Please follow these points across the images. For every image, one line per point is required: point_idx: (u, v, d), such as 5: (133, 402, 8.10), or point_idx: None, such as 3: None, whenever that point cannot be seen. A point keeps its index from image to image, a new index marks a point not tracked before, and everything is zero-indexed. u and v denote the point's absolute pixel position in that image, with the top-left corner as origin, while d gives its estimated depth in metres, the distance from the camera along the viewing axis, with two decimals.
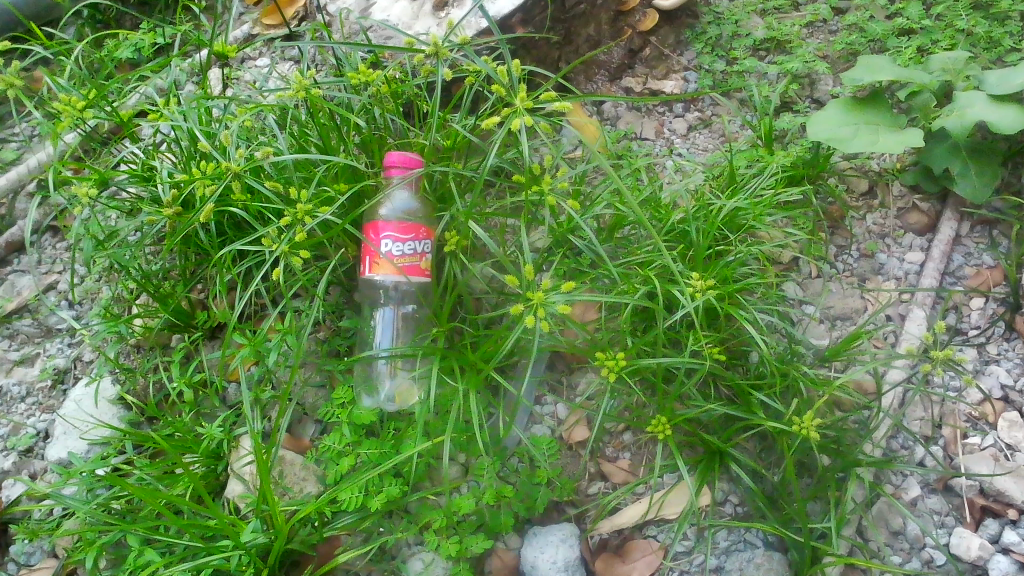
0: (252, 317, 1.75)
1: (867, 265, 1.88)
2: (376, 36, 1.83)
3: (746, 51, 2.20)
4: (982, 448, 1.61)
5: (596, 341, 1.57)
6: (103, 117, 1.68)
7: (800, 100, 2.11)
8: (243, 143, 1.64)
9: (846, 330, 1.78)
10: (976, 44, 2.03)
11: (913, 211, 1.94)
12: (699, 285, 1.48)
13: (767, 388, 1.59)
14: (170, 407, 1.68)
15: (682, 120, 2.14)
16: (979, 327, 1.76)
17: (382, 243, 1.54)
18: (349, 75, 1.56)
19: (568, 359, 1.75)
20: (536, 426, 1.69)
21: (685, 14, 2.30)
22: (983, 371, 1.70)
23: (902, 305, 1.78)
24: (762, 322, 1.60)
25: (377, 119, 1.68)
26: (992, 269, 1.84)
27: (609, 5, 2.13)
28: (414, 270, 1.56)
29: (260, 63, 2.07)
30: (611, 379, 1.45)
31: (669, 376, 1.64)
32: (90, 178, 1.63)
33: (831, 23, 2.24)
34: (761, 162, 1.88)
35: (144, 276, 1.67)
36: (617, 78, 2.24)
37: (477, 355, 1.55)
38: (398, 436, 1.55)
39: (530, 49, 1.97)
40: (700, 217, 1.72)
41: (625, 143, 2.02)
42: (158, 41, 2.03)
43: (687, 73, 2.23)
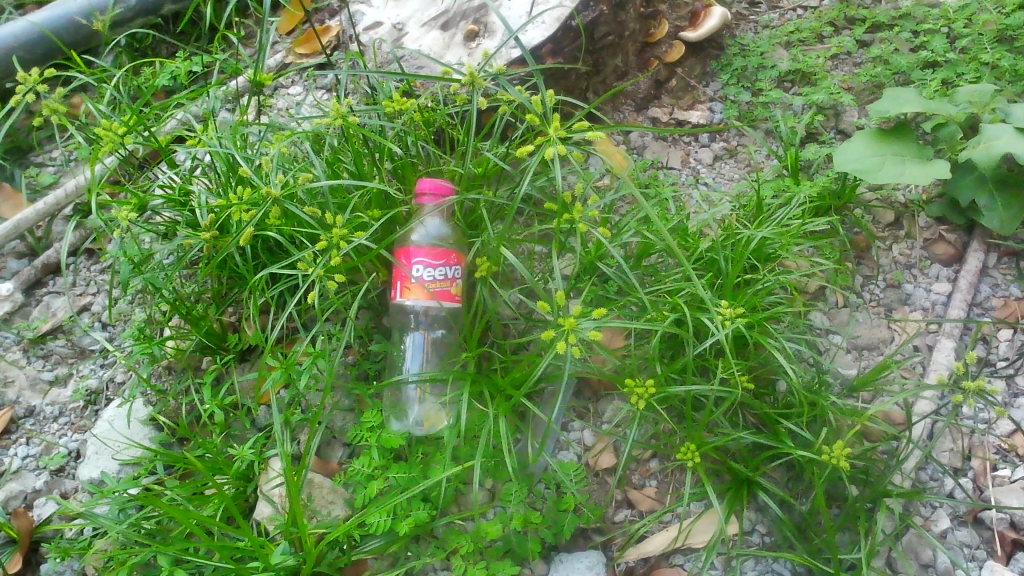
0: (283, 340, 1.77)
1: (894, 295, 1.89)
2: (409, 65, 1.87)
3: (771, 82, 2.22)
4: (1012, 481, 1.60)
5: (624, 368, 1.58)
6: (142, 142, 1.72)
7: (825, 131, 2.13)
8: (278, 169, 1.67)
9: (874, 360, 1.78)
10: (1001, 78, 2.05)
11: (940, 242, 1.95)
12: (729, 312, 1.50)
13: (795, 418, 1.59)
14: (200, 428, 1.69)
15: (709, 150, 2.16)
16: (1008, 358, 1.76)
17: (414, 268, 1.56)
18: (384, 103, 1.60)
19: (595, 386, 1.77)
20: (563, 452, 1.69)
21: (711, 46, 2.35)
22: (1012, 403, 1.70)
23: (929, 336, 1.80)
24: (791, 351, 1.60)
25: (410, 147, 1.71)
26: (1019, 301, 1.84)
27: (636, 37, 2.16)
28: (446, 295, 1.58)
29: (294, 91, 2.11)
30: (640, 406, 1.46)
31: (698, 404, 1.65)
32: (128, 202, 1.66)
33: (855, 56, 2.27)
34: (787, 193, 1.90)
35: (179, 297, 1.70)
36: (643, 108, 2.25)
37: (507, 381, 1.56)
38: (427, 461, 1.56)
39: (560, 79, 1.99)
40: (728, 246, 1.73)
41: (652, 173, 2.04)
42: (194, 69, 2.10)
43: (713, 103, 2.25)
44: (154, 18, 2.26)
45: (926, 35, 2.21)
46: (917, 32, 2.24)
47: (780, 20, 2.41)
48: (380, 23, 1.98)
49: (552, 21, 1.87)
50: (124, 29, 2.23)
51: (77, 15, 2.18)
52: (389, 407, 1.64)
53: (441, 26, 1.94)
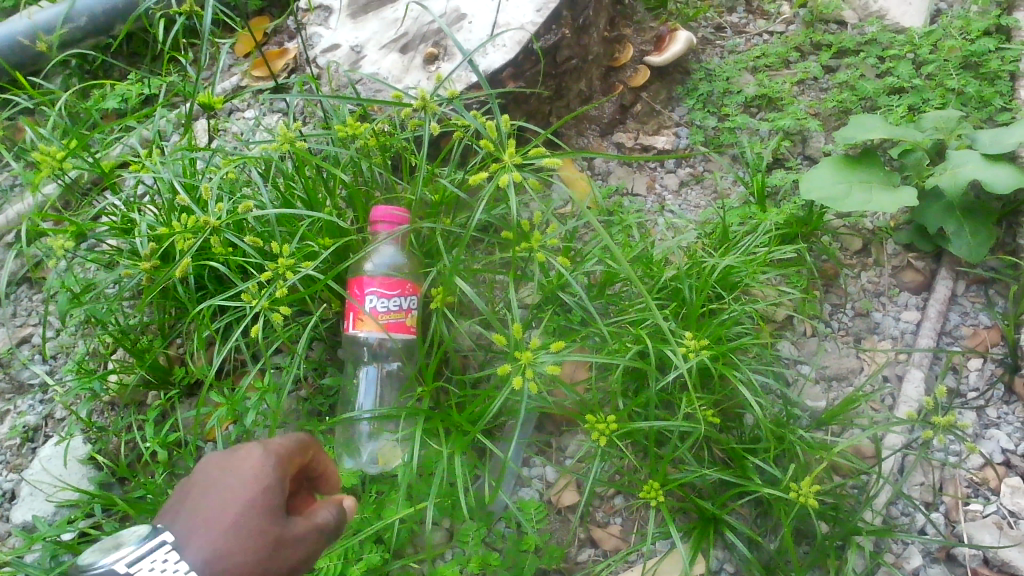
0: (231, 373, 1.70)
1: (863, 324, 1.85)
2: (364, 89, 1.82)
3: (737, 107, 2.19)
4: (984, 516, 1.56)
5: (586, 403, 1.52)
6: (85, 167, 1.65)
7: (792, 157, 2.10)
8: (225, 196, 1.61)
9: (843, 391, 1.74)
10: (967, 104, 2.04)
11: (908, 270, 1.92)
12: (693, 344, 1.44)
13: (762, 453, 1.54)
14: (143, 467, 1.61)
15: (674, 176, 2.12)
16: (977, 389, 1.73)
17: (367, 299, 1.50)
18: (336, 128, 1.55)
19: (557, 420, 1.71)
20: (524, 489, 1.63)
21: (677, 70, 2.32)
22: (983, 435, 1.66)
23: (899, 366, 1.75)
24: (757, 383, 1.56)
25: (364, 173, 1.65)
26: (989, 329, 1.81)
27: (600, 61, 2.13)
28: (401, 327, 1.52)
29: (248, 114, 2.06)
30: (602, 443, 1.40)
31: (662, 439, 1.59)
32: (67, 230, 1.58)
33: (822, 81, 2.25)
34: (754, 220, 1.86)
35: (122, 330, 1.62)
36: (608, 133, 2.22)
37: (465, 416, 1.50)
38: (381, 500, 1.50)
39: (520, 103, 1.93)
40: (693, 275, 1.69)
41: (616, 199, 2.00)
42: (145, 92, 2.04)
43: (679, 128, 2.21)
44: (104, 39, 2.21)
45: (891, 60, 2.20)
46: (883, 57, 2.22)
47: (746, 44, 2.39)
48: (337, 45, 1.93)
49: (512, 44, 1.81)
50: (72, 50, 2.16)
51: (21, 36, 2.12)
52: (342, 444, 1.57)
53: (401, 48, 1.89)
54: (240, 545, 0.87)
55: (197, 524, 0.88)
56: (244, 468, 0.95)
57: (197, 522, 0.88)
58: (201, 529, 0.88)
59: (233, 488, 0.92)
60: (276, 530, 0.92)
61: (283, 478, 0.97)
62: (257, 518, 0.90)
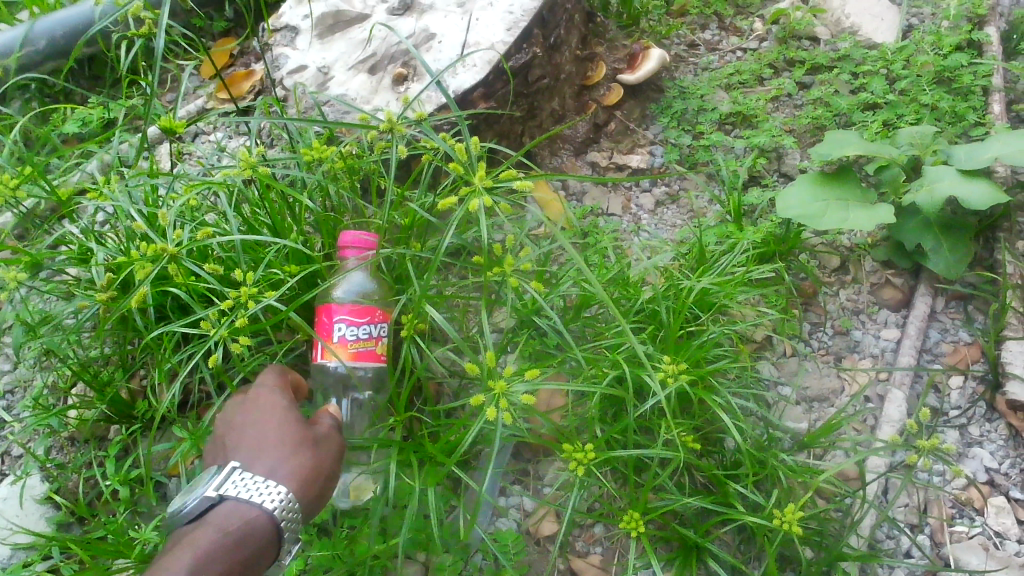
0: (197, 405, 1.64)
1: (842, 343, 1.82)
2: (333, 112, 1.80)
3: (712, 125, 2.18)
4: (971, 537, 1.52)
5: (563, 432, 1.48)
6: (41, 195, 1.59)
7: (768, 174, 2.08)
8: (187, 223, 1.56)
9: (825, 412, 1.71)
10: (941, 119, 2.04)
11: (886, 287, 1.90)
12: (671, 369, 1.41)
13: (744, 478, 1.50)
14: (104, 506, 1.55)
15: (650, 195, 2.09)
16: (959, 407, 1.70)
17: (336, 327, 1.45)
18: (302, 150, 1.50)
19: (534, 446, 1.66)
20: (501, 520, 1.58)
21: (651, 88, 2.30)
22: (966, 454, 1.64)
23: (880, 386, 1.73)
24: (738, 407, 1.52)
25: (331, 198, 1.61)
26: (969, 346, 1.79)
27: (573, 80, 2.10)
28: (371, 356, 1.47)
29: (215, 137, 2.03)
30: (580, 472, 1.36)
31: (642, 466, 1.55)
32: (22, 261, 1.53)
33: (796, 98, 2.24)
34: (730, 239, 1.83)
35: (81, 363, 1.56)
36: (582, 152, 2.19)
37: (439, 447, 1.45)
38: (353, 536, 1.45)
39: (492, 124, 1.90)
40: (670, 296, 1.66)
41: (591, 220, 1.97)
42: (107, 116, 1.98)
43: (654, 147, 2.19)
44: (65, 63, 2.15)
45: (865, 76, 2.19)
46: (856, 73, 2.22)
47: (720, 61, 2.38)
48: (304, 66, 1.89)
49: (483, 63, 1.78)
50: (31, 74, 2.11)
51: None
52: None
53: (369, 69, 1.86)
54: (294, 434, 1.24)
55: (257, 434, 1.23)
56: (264, 402, 1.29)
57: (256, 435, 1.23)
58: (265, 436, 1.23)
59: (267, 411, 1.27)
60: (311, 429, 1.27)
61: (292, 399, 1.32)
62: (299, 422, 1.26)
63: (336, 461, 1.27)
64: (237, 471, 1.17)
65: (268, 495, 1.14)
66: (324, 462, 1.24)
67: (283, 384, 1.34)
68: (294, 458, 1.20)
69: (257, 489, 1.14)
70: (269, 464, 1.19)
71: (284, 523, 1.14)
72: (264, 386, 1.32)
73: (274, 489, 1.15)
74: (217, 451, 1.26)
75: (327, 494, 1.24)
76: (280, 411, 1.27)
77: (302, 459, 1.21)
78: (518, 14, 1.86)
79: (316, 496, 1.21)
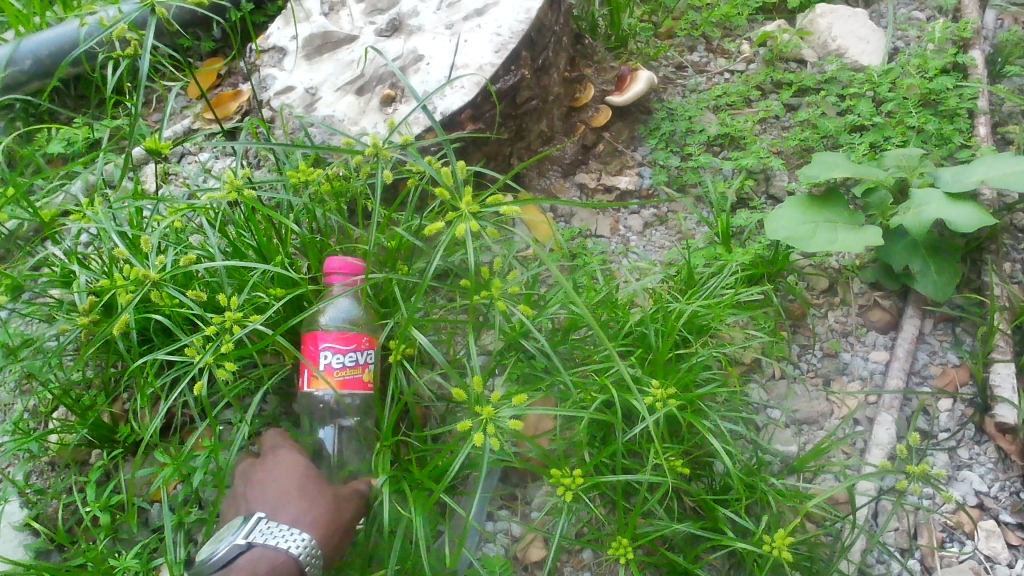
0: (180, 429, 1.62)
1: (831, 365, 1.82)
2: (320, 133, 1.79)
3: (700, 147, 2.18)
4: (961, 561, 1.51)
5: (551, 456, 1.46)
6: (23, 217, 1.58)
7: (756, 196, 2.08)
8: (171, 246, 1.55)
9: (814, 436, 1.70)
10: (927, 141, 2.05)
11: (875, 309, 1.90)
12: (660, 394, 1.40)
13: (734, 503, 1.49)
14: (84, 533, 1.52)
15: (638, 217, 2.09)
16: (948, 430, 1.70)
17: (321, 355, 1.44)
18: (287, 172, 1.51)
19: (522, 471, 1.65)
20: (489, 545, 1.56)
21: (639, 110, 2.30)
22: (956, 477, 1.63)
23: (869, 408, 1.72)
24: (727, 431, 1.51)
25: (318, 221, 1.60)
26: (958, 368, 1.79)
27: (562, 101, 2.10)
28: (357, 384, 1.45)
29: (201, 158, 2.02)
30: (567, 498, 1.34)
31: (631, 490, 1.54)
32: (3, 284, 1.51)
33: (783, 119, 2.25)
34: (719, 261, 1.83)
35: (62, 387, 1.54)
36: (570, 173, 2.18)
37: (426, 473, 1.43)
38: (338, 564, 1.42)
39: (480, 145, 1.89)
40: (659, 319, 1.65)
41: (579, 241, 1.96)
42: (92, 136, 1.97)
43: (642, 168, 2.18)
44: (50, 83, 2.14)
45: (852, 98, 2.20)
46: (843, 95, 2.23)
47: (708, 83, 2.38)
48: (291, 87, 1.88)
49: (470, 85, 1.78)
50: (16, 94, 2.10)
51: None
52: None
53: (357, 90, 1.85)
54: (313, 490, 1.35)
55: (277, 490, 1.34)
56: (284, 463, 1.40)
57: (277, 491, 1.34)
58: (285, 492, 1.34)
59: (287, 470, 1.39)
60: (328, 487, 1.38)
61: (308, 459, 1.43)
62: (315, 482, 1.37)
63: (352, 516, 1.37)
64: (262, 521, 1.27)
65: (292, 539, 1.23)
66: (341, 515, 1.34)
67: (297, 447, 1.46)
68: (313, 509, 1.31)
69: (284, 533, 1.23)
70: (291, 515, 1.29)
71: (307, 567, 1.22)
72: (281, 449, 1.44)
73: (298, 534, 1.24)
74: (238, 507, 1.35)
75: (343, 545, 1.33)
76: (297, 472, 1.38)
77: (321, 511, 1.31)
78: (506, 36, 1.85)
79: (335, 545, 1.31)
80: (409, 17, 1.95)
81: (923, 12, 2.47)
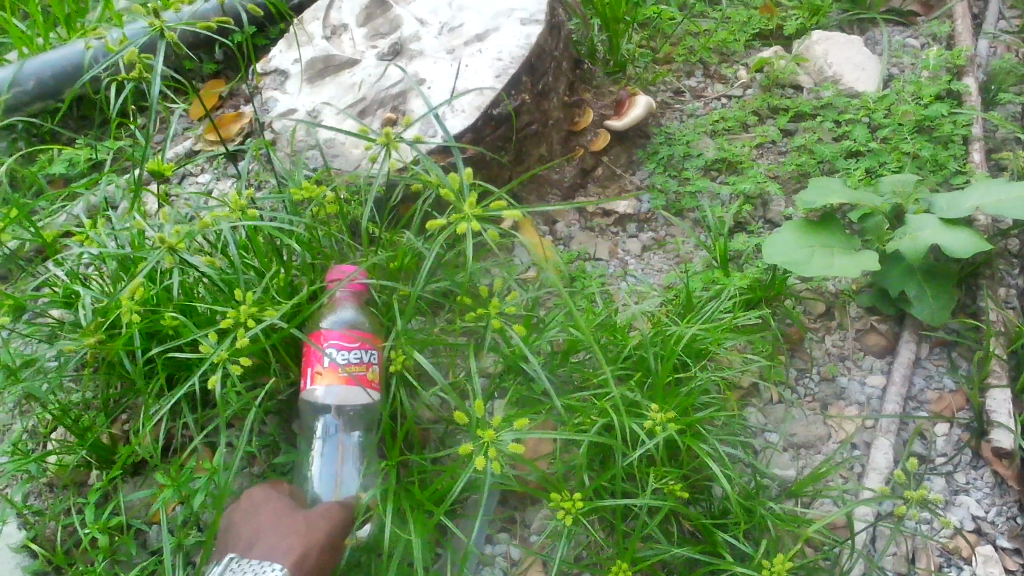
0: (179, 450, 1.62)
1: (829, 390, 1.82)
2: (323, 154, 1.81)
3: (698, 171, 2.20)
4: None
5: (551, 480, 1.47)
6: (26, 238, 1.59)
7: (754, 220, 2.10)
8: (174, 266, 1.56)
9: (812, 459, 1.71)
10: (922, 166, 2.07)
11: (872, 333, 1.91)
12: (659, 417, 1.41)
13: (733, 527, 1.49)
14: (81, 555, 1.51)
15: (637, 240, 2.11)
16: (945, 454, 1.71)
17: (326, 352, 1.45)
18: (292, 191, 1.54)
19: (521, 493, 1.65)
20: (488, 569, 1.56)
21: (637, 134, 2.32)
22: (953, 502, 1.64)
23: (866, 433, 1.73)
24: (726, 455, 1.52)
25: (320, 243, 1.62)
26: (954, 393, 1.80)
27: (561, 125, 2.11)
28: (362, 381, 1.45)
29: (202, 179, 2.03)
30: (568, 522, 1.34)
31: (630, 514, 1.54)
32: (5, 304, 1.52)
33: (780, 144, 2.27)
34: (717, 285, 1.84)
35: (62, 407, 1.54)
36: (569, 197, 2.19)
37: (427, 495, 1.44)
38: None
39: (480, 168, 1.91)
40: (658, 343, 1.66)
41: (578, 264, 1.98)
42: (94, 157, 1.98)
43: (641, 193, 2.20)
44: (53, 104, 2.16)
45: (847, 124, 2.23)
46: (839, 121, 2.25)
47: (705, 108, 2.41)
48: (294, 109, 1.90)
49: (471, 109, 1.80)
50: (19, 115, 2.12)
51: None
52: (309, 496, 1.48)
53: (358, 113, 1.87)
54: (287, 519, 1.33)
55: (251, 528, 1.32)
56: (257, 501, 1.38)
57: (250, 530, 1.32)
58: (259, 530, 1.32)
59: (261, 508, 1.37)
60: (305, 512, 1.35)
61: (283, 494, 1.41)
62: (290, 513, 1.35)
63: (333, 530, 1.33)
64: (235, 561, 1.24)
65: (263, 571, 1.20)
66: (319, 534, 1.30)
67: (274, 486, 1.44)
68: (285, 538, 1.28)
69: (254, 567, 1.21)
70: (264, 549, 1.27)
71: None
72: (259, 490, 1.43)
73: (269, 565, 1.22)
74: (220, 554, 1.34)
75: (330, 565, 1.30)
76: (271, 507, 1.37)
77: (295, 536, 1.29)
78: (506, 60, 1.87)
79: (317, 567, 1.27)
80: (411, 41, 1.98)
81: (917, 40, 2.50)
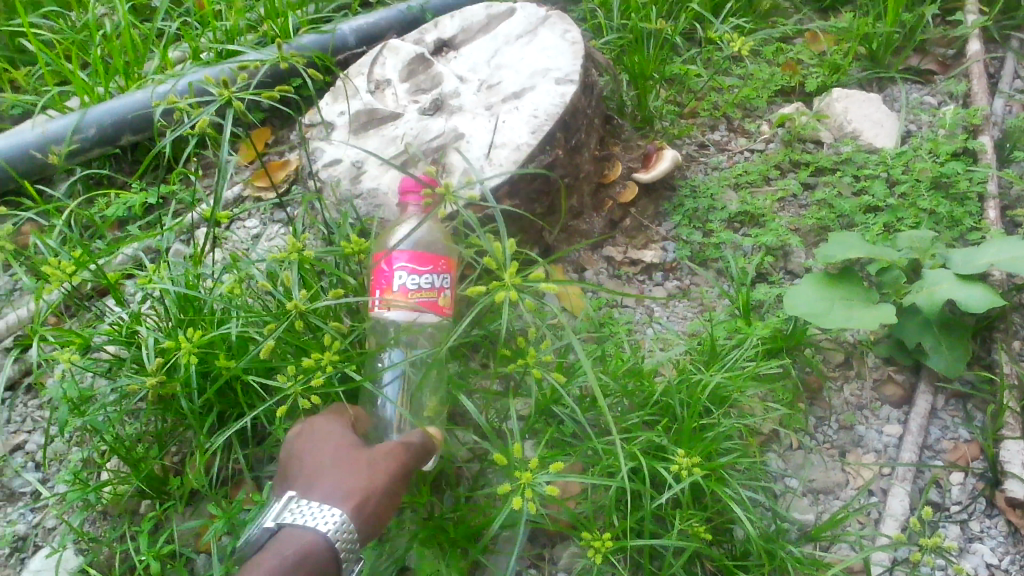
0: (227, 482, 1.70)
1: (847, 438, 1.89)
2: (366, 204, 1.92)
3: (722, 223, 2.29)
4: None
5: (581, 519, 1.54)
6: (91, 279, 1.69)
7: (775, 272, 2.18)
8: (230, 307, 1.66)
9: (831, 505, 1.77)
10: (939, 223, 2.15)
11: (889, 383, 1.98)
12: (686, 462, 1.49)
13: (754, 568, 1.56)
14: None
15: (662, 289, 2.21)
16: (960, 502, 1.77)
17: (396, 274, 1.53)
18: (342, 243, 1.60)
19: (550, 531, 1.72)
20: None
21: (663, 186, 2.41)
22: (968, 549, 1.70)
23: (883, 480, 1.80)
24: (748, 500, 1.59)
25: (365, 288, 1.71)
26: (969, 443, 1.86)
27: (591, 177, 2.20)
28: (432, 305, 1.54)
29: (250, 224, 2.16)
30: (598, 560, 1.42)
31: (656, 553, 1.61)
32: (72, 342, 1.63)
33: (801, 198, 2.36)
34: (739, 334, 1.92)
35: (119, 439, 1.64)
36: (597, 246, 2.28)
37: (462, 532, 1.53)
38: None
39: (514, 219, 2.02)
40: (683, 390, 1.74)
41: (606, 311, 2.07)
42: (149, 201, 2.10)
43: (666, 243, 2.30)
44: (110, 149, 2.28)
45: (866, 179, 2.31)
46: (858, 176, 2.34)
47: (728, 162, 2.51)
48: (339, 159, 2.00)
49: (509, 164, 1.92)
50: (80, 159, 2.24)
51: (32, 148, 2.21)
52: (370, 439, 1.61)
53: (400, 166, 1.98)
54: (347, 459, 1.42)
55: (313, 464, 1.42)
56: (320, 432, 1.48)
57: (312, 466, 1.42)
58: (321, 468, 1.42)
59: (324, 442, 1.47)
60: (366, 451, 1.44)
61: (345, 427, 1.50)
62: (351, 452, 1.44)
63: (391, 472, 1.41)
64: (297, 500, 1.36)
65: (320, 518, 1.31)
66: (378, 478, 1.39)
67: (338, 414, 1.54)
68: (346, 482, 1.37)
69: (314, 512, 1.32)
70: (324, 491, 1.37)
71: (340, 541, 1.30)
72: (322, 418, 1.53)
73: (328, 512, 1.32)
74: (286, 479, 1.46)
75: (387, 508, 1.40)
76: (331, 445, 1.46)
77: (354, 480, 1.38)
78: (542, 118, 1.97)
79: (375, 512, 1.37)
80: (451, 97, 2.10)
81: (934, 98, 2.60)
